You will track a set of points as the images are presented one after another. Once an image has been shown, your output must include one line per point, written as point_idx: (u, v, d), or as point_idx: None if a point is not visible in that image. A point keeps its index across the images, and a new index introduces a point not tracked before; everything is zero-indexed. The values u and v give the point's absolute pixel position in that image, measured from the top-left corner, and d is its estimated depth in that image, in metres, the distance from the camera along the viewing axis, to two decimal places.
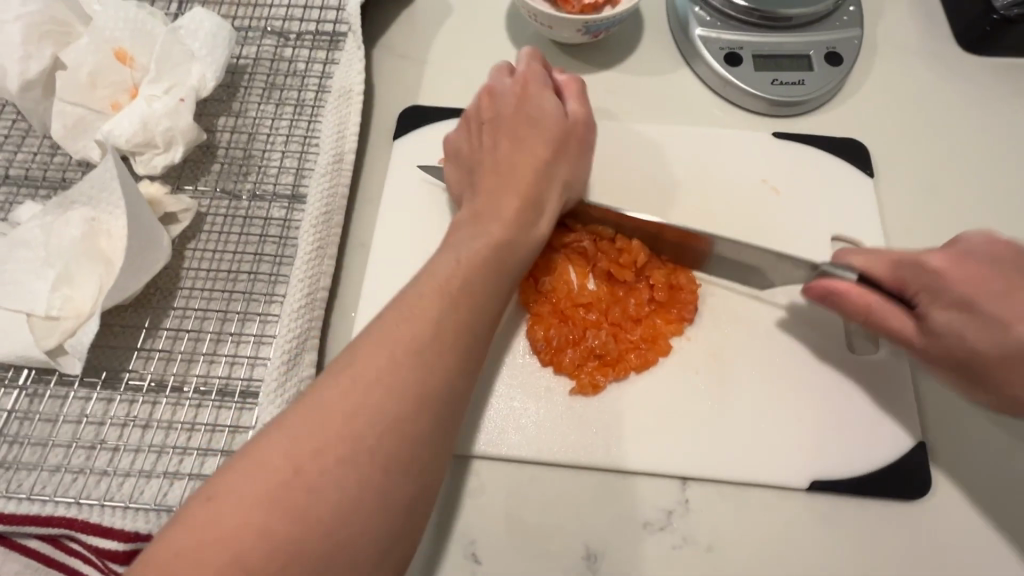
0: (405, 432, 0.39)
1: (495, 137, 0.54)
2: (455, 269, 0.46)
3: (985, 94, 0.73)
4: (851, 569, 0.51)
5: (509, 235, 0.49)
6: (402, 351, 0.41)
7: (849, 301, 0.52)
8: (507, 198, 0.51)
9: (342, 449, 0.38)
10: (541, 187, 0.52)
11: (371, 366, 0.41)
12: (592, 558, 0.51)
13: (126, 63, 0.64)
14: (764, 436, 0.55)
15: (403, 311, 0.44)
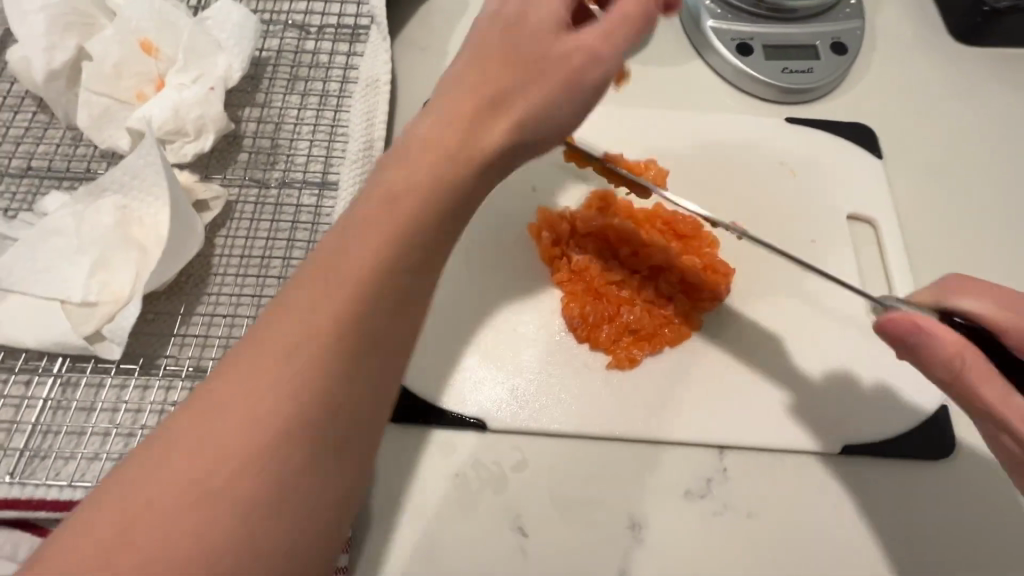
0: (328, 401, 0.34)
1: (479, 51, 0.42)
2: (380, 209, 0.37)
3: (979, 81, 0.77)
4: (884, 527, 0.53)
5: (429, 178, 0.38)
6: (323, 307, 0.35)
7: (943, 347, 0.41)
8: (440, 122, 0.40)
9: (253, 419, 0.33)
10: (484, 121, 0.40)
11: (280, 335, 0.34)
12: (637, 527, 0.52)
13: (152, 54, 0.64)
14: (794, 403, 0.57)
15: (334, 257, 0.36)
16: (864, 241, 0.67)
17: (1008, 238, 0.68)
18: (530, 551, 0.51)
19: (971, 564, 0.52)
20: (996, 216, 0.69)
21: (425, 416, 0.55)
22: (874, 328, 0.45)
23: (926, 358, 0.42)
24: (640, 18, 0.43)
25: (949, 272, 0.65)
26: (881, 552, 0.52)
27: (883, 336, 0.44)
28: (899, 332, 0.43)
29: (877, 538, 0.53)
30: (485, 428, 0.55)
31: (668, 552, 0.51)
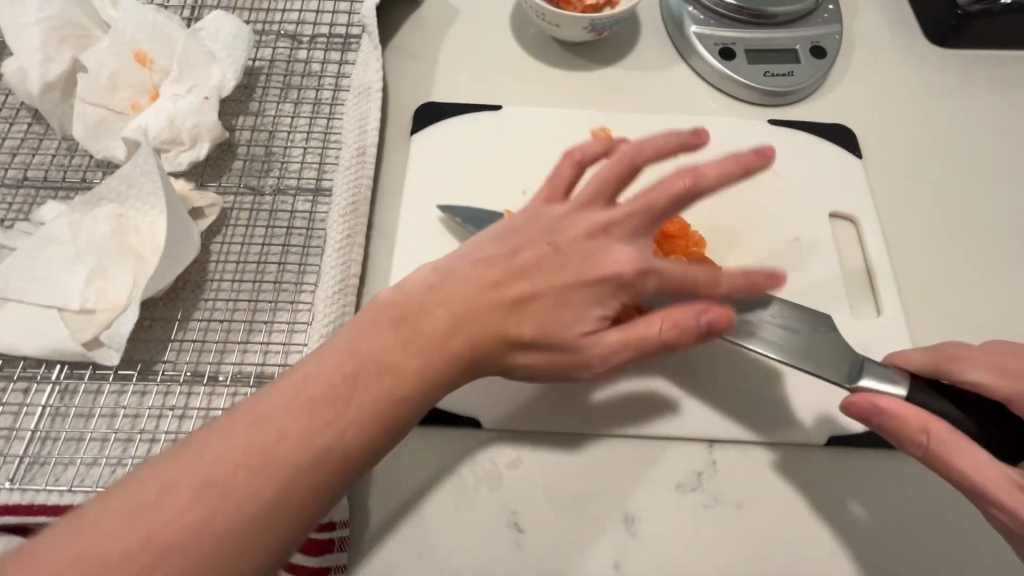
0: (305, 482, 0.36)
1: (547, 237, 0.48)
2: (425, 319, 0.43)
3: (954, 82, 0.80)
4: (868, 515, 0.55)
5: (432, 343, 0.42)
6: (348, 389, 0.39)
7: (906, 424, 0.43)
8: (468, 290, 0.45)
9: (253, 464, 0.36)
10: (492, 317, 0.44)
11: (311, 398, 0.38)
12: (629, 521, 0.53)
13: (146, 65, 0.65)
14: (781, 396, 0.58)
15: (384, 344, 0.41)
16: (846, 239, 0.68)
17: (985, 234, 0.70)
18: (525, 547, 0.52)
19: (950, 548, 0.54)
20: (973, 212, 0.71)
21: (420, 416, 0.56)
22: (841, 409, 0.46)
23: (897, 434, 0.43)
24: (648, 345, 0.45)
25: (928, 267, 0.67)
26: (865, 539, 0.54)
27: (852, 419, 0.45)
28: (865, 413, 0.44)
29: (862, 526, 0.54)
30: (479, 426, 0.56)
31: (661, 545, 0.52)
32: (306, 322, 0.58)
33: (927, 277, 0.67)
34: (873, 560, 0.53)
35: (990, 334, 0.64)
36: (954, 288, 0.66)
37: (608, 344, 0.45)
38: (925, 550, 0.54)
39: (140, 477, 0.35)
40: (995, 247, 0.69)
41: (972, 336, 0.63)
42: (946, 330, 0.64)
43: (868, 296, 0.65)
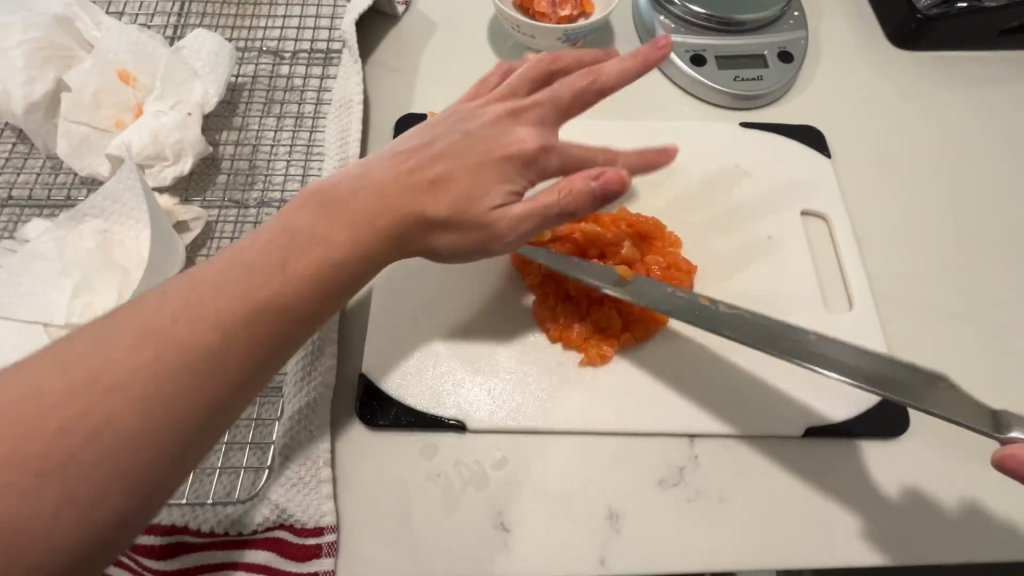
0: (253, 324, 0.42)
1: (458, 131, 0.51)
2: (357, 193, 0.47)
3: (918, 84, 0.83)
4: (847, 503, 0.56)
5: (361, 210, 0.46)
6: (289, 251, 0.44)
7: None
8: (389, 170, 0.48)
9: (202, 310, 0.40)
10: (411, 189, 0.47)
11: (256, 257, 0.43)
12: (615, 518, 0.54)
13: (129, 83, 0.67)
14: (760, 391, 0.59)
15: (321, 215, 0.46)
16: (819, 236, 0.70)
17: (951, 228, 0.72)
18: (512, 546, 0.52)
19: (930, 535, 0.55)
20: (941, 207, 0.74)
21: (407, 421, 0.56)
22: (997, 461, 0.42)
23: None
24: (549, 212, 0.45)
25: (898, 261, 0.70)
26: (847, 528, 0.55)
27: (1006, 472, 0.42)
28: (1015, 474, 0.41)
29: (843, 515, 0.55)
30: (465, 429, 0.57)
31: (646, 540, 0.53)
32: None
33: (898, 270, 0.69)
34: (854, 548, 0.54)
35: (959, 324, 0.66)
36: (923, 280, 0.68)
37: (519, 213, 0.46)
38: (906, 537, 0.55)
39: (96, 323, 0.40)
40: (962, 241, 0.72)
41: (942, 327, 0.66)
42: (917, 322, 0.66)
43: (841, 290, 0.67)
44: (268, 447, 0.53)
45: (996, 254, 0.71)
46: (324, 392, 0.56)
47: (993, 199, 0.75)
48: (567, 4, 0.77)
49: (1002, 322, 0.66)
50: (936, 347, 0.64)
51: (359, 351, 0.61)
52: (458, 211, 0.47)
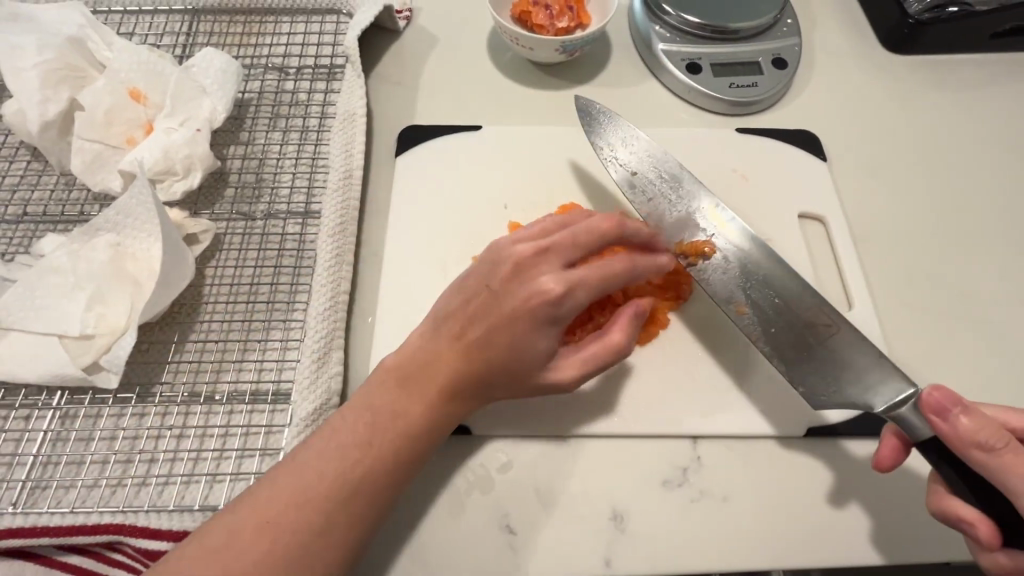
0: (353, 502, 0.44)
1: (510, 296, 0.49)
2: (433, 362, 0.50)
3: (911, 86, 0.84)
4: (850, 503, 0.56)
5: (438, 385, 0.49)
6: (380, 430, 0.47)
7: (985, 426, 0.40)
8: (458, 345, 0.50)
9: (307, 498, 0.43)
10: (485, 359, 0.49)
11: (349, 438, 0.46)
12: (619, 518, 0.55)
13: (140, 101, 0.69)
14: (760, 391, 0.60)
15: (401, 389, 0.49)
16: (816, 238, 0.71)
17: (948, 227, 0.73)
18: (518, 548, 0.53)
19: (935, 532, 0.55)
20: (936, 207, 0.75)
21: None
22: (925, 395, 0.43)
23: (971, 433, 0.41)
24: (602, 353, 0.51)
25: (896, 261, 0.70)
26: (849, 525, 0.55)
27: (931, 411, 0.42)
28: (943, 405, 0.42)
29: (845, 512, 0.56)
30: (470, 433, 0.57)
31: (649, 540, 0.54)
32: (298, 339, 0.60)
33: (895, 271, 0.70)
34: (857, 545, 0.54)
35: (957, 323, 0.67)
36: (921, 280, 0.69)
37: (573, 369, 0.50)
38: (910, 534, 0.55)
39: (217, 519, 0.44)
40: (958, 240, 0.72)
41: (940, 327, 0.66)
42: (915, 321, 0.66)
43: (840, 291, 0.68)
44: (278, 453, 0.54)
45: (994, 253, 0.72)
46: (331, 399, 0.57)
47: (989, 199, 0.76)
48: (564, 17, 0.79)
49: (1000, 321, 0.67)
50: (935, 346, 0.65)
51: (365, 357, 0.62)
52: (520, 376, 0.49)
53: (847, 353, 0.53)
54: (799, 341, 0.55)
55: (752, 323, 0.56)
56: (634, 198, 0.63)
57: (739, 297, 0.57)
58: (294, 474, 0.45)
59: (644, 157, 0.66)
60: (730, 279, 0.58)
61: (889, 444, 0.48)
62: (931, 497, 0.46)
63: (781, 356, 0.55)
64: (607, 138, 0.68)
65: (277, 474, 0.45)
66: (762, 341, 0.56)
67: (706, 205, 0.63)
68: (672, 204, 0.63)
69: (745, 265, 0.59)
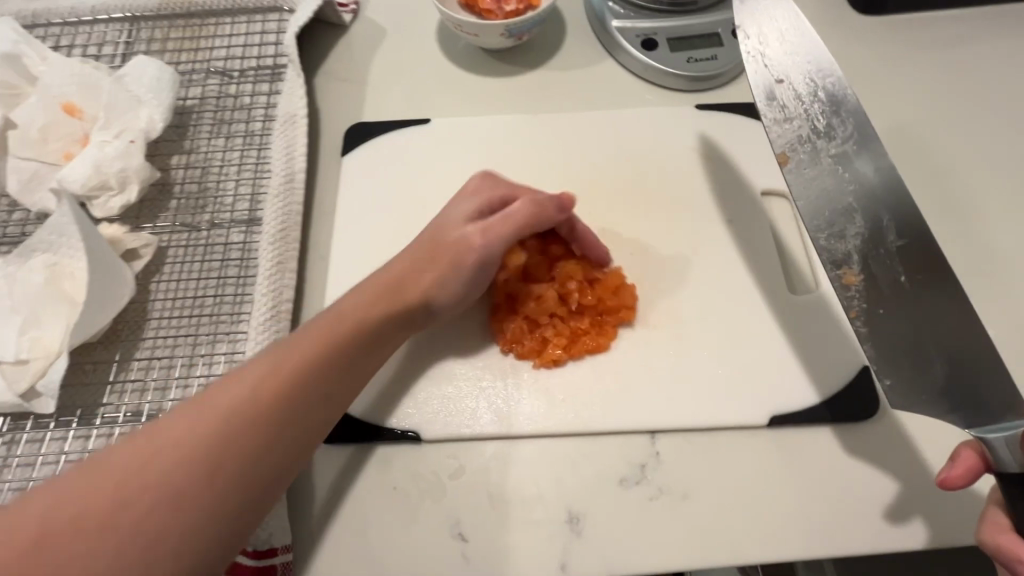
0: (283, 410, 0.46)
1: (430, 234, 0.56)
2: (378, 286, 0.53)
3: (885, 48, 0.80)
4: (814, 496, 0.54)
5: (390, 304, 0.52)
6: (323, 342, 0.49)
7: None
8: (410, 262, 0.54)
9: (243, 400, 0.44)
10: (418, 278, 0.54)
11: (295, 348, 0.48)
12: (574, 520, 0.53)
13: (76, 115, 0.67)
14: (722, 380, 0.58)
15: (351, 304, 0.51)
16: (781, 218, 0.69)
17: (926, 196, 0.69)
18: (470, 556, 0.51)
19: (904, 521, 0.53)
20: (913, 174, 0.71)
21: (359, 434, 0.56)
22: None
23: None
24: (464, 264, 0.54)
25: None
26: (812, 519, 0.53)
27: None
28: None
29: (808, 504, 0.54)
30: (420, 439, 0.56)
31: (604, 542, 0.52)
32: (243, 351, 0.59)
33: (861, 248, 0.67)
34: (822, 539, 0.52)
35: None
36: None
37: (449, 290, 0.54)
38: (875, 524, 0.53)
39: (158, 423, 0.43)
40: (936, 209, 0.69)
41: None
42: None
43: (806, 270, 0.66)
44: None
45: (974, 221, 0.68)
46: None
47: (970, 162, 0.72)
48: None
49: (977, 292, 0.64)
50: None
51: None
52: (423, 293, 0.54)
53: (944, 351, 0.51)
54: (917, 325, 0.52)
55: (856, 296, 0.55)
56: (768, 109, 0.59)
57: (853, 263, 0.55)
58: (235, 384, 0.45)
59: (793, 62, 0.60)
60: (852, 242, 0.56)
61: (963, 463, 0.45)
62: (987, 528, 0.44)
63: (878, 338, 0.53)
64: (762, 27, 0.61)
65: (228, 381, 0.45)
66: (863, 318, 0.54)
67: (856, 145, 0.58)
68: (813, 131, 0.59)
69: (881, 228, 0.56)
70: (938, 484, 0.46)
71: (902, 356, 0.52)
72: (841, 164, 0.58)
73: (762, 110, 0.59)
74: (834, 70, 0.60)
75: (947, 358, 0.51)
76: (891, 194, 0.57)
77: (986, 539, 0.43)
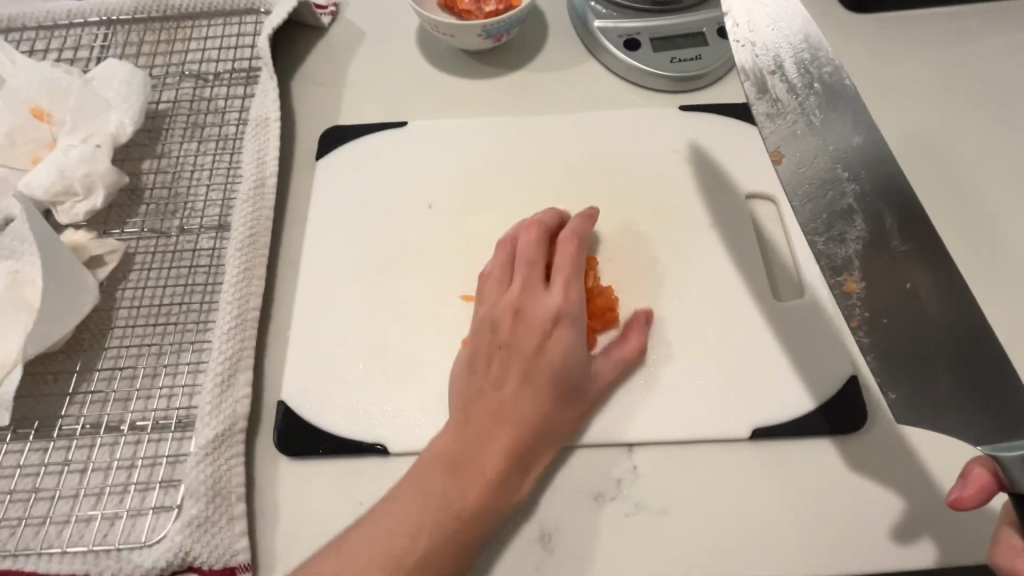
0: (466, 509, 0.46)
1: (512, 305, 0.53)
2: (529, 371, 0.50)
3: (875, 47, 0.78)
4: (798, 513, 0.52)
5: (546, 387, 0.50)
6: (489, 440, 0.48)
7: None
8: (532, 342, 0.51)
9: (423, 510, 0.45)
10: (560, 361, 0.50)
11: (463, 454, 0.47)
12: (546, 539, 0.50)
13: (44, 119, 0.66)
14: (704, 391, 0.56)
15: (503, 397, 0.49)
16: (767, 221, 0.67)
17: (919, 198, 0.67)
18: None
19: (892, 540, 0.51)
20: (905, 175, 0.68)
21: (323, 447, 0.54)
22: None
23: None
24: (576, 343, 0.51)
25: None
26: (796, 538, 0.51)
27: None
28: None
29: (792, 522, 0.51)
30: (387, 451, 0.54)
31: (578, 562, 0.50)
32: (207, 361, 0.57)
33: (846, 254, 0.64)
34: (806, 558, 0.50)
35: None
36: None
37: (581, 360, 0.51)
38: (861, 542, 0.50)
39: (353, 539, 0.45)
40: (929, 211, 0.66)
41: None
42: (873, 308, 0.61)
43: (793, 275, 0.64)
44: (180, 485, 0.51)
45: (968, 223, 0.65)
46: (234, 423, 0.53)
47: (964, 164, 0.69)
48: None
49: None
50: None
51: (277, 377, 0.58)
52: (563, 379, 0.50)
53: (942, 361, 0.49)
54: (923, 333, 0.50)
55: (857, 303, 0.52)
56: (760, 102, 0.56)
57: (854, 269, 0.53)
58: (415, 498, 0.46)
59: (785, 50, 0.58)
60: (852, 246, 0.53)
61: (975, 483, 0.42)
62: (998, 549, 0.42)
63: (880, 349, 0.50)
64: (750, 15, 0.59)
65: (403, 496, 0.46)
66: (865, 328, 0.51)
67: (847, 133, 0.57)
68: (807, 124, 0.56)
69: (881, 232, 0.54)
70: (949, 503, 0.43)
71: (905, 369, 0.49)
72: (840, 163, 0.56)
73: (753, 102, 0.56)
74: (829, 57, 0.57)
75: (950, 370, 0.49)
76: (888, 197, 0.55)
77: (998, 559, 0.42)
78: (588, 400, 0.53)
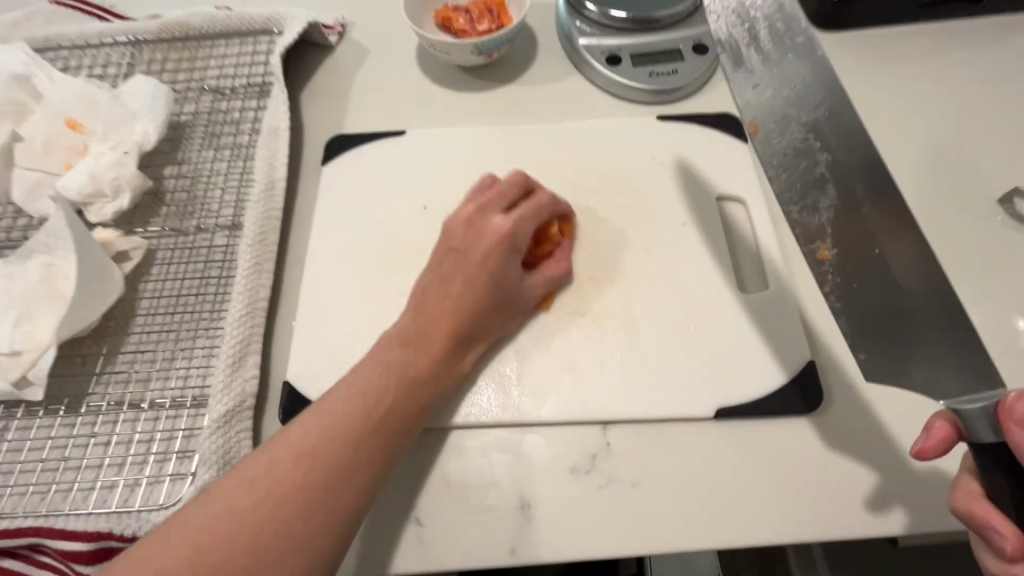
0: (407, 393, 0.53)
1: (467, 226, 0.61)
2: (473, 276, 0.58)
3: (841, 62, 0.84)
4: (760, 487, 0.56)
5: (486, 290, 0.58)
6: (432, 334, 0.56)
7: None
8: (479, 254, 0.59)
9: (370, 390, 0.51)
10: (501, 269, 0.59)
11: (410, 346, 0.55)
12: (526, 508, 0.55)
13: (78, 129, 0.73)
14: (673, 374, 0.60)
15: (449, 297, 0.57)
16: (735, 221, 0.72)
17: None
18: (425, 540, 0.54)
19: (846, 513, 0.55)
20: None
21: None
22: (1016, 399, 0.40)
23: None
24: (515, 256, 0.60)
25: None
26: (757, 510, 0.55)
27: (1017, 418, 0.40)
28: None
29: (753, 495, 0.55)
30: None
31: (555, 528, 0.54)
32: (220, 346, 0.63)
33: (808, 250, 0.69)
34: (766, 529, 0.54)
35: None
36: None
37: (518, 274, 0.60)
38: (818, 514, 0.54)
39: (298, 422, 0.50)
40: None
41: None
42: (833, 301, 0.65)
43: (758, 270, 0.69)
44: (194, 455, 0.56)
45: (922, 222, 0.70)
46: (244, 401, 0.58)
47: (919, 168, 0.75)
48: (484, 20, 0.81)
49: None
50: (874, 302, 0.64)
51: (283, 362, 0.64)
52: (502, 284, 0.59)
53: (900, 330, 0.53)
54: (890, 297, 0.55)
55: (829, 270, 0.56)
56: (737, 76, 0.60)
57: (826, 237, 0.57)
58: (364, 381, 0.52)
59: (769, 34, 0.61)
60: (825, 214, 0.57)
61: (938, 433, 0.46)
62: (960, 496, 0.45)
63: (852, 312, 0.55)
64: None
65: (351, 382, 0.52)
66: (836, 292, 0.56)
67: (825, 101, 0.60)
68: (786, 102, 0.60)
69: (852, 199, 0.58)
70: (914, 454, 0.47)
71: (873, 328, 0.54)
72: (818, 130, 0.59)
73: (728, 73, 0.60)
74: (817, 42, 0.60)
75: (911, 337, 0.53)
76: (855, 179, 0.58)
77: (958, 504, 0.44)
78: (518, 308, 0.61)
